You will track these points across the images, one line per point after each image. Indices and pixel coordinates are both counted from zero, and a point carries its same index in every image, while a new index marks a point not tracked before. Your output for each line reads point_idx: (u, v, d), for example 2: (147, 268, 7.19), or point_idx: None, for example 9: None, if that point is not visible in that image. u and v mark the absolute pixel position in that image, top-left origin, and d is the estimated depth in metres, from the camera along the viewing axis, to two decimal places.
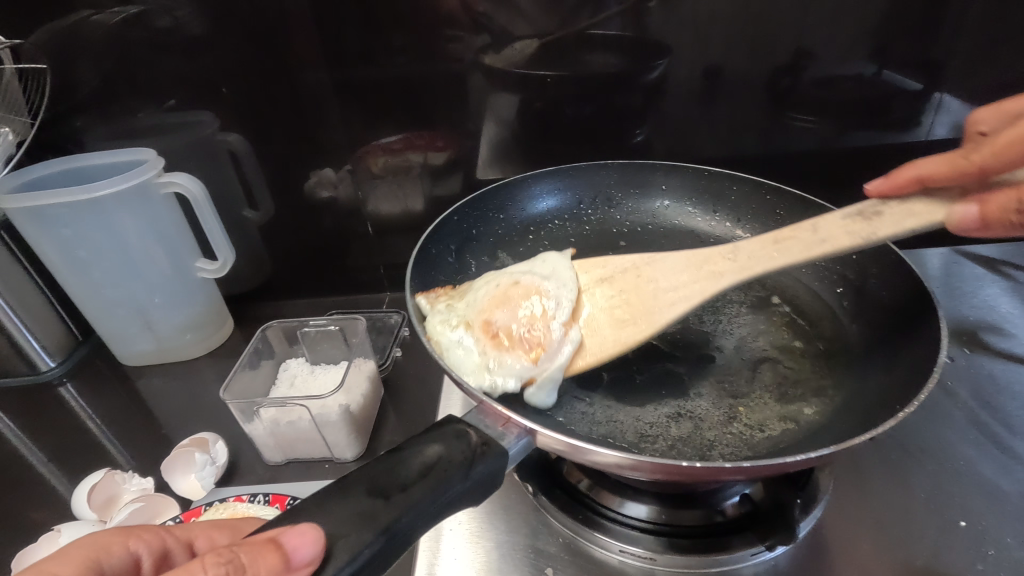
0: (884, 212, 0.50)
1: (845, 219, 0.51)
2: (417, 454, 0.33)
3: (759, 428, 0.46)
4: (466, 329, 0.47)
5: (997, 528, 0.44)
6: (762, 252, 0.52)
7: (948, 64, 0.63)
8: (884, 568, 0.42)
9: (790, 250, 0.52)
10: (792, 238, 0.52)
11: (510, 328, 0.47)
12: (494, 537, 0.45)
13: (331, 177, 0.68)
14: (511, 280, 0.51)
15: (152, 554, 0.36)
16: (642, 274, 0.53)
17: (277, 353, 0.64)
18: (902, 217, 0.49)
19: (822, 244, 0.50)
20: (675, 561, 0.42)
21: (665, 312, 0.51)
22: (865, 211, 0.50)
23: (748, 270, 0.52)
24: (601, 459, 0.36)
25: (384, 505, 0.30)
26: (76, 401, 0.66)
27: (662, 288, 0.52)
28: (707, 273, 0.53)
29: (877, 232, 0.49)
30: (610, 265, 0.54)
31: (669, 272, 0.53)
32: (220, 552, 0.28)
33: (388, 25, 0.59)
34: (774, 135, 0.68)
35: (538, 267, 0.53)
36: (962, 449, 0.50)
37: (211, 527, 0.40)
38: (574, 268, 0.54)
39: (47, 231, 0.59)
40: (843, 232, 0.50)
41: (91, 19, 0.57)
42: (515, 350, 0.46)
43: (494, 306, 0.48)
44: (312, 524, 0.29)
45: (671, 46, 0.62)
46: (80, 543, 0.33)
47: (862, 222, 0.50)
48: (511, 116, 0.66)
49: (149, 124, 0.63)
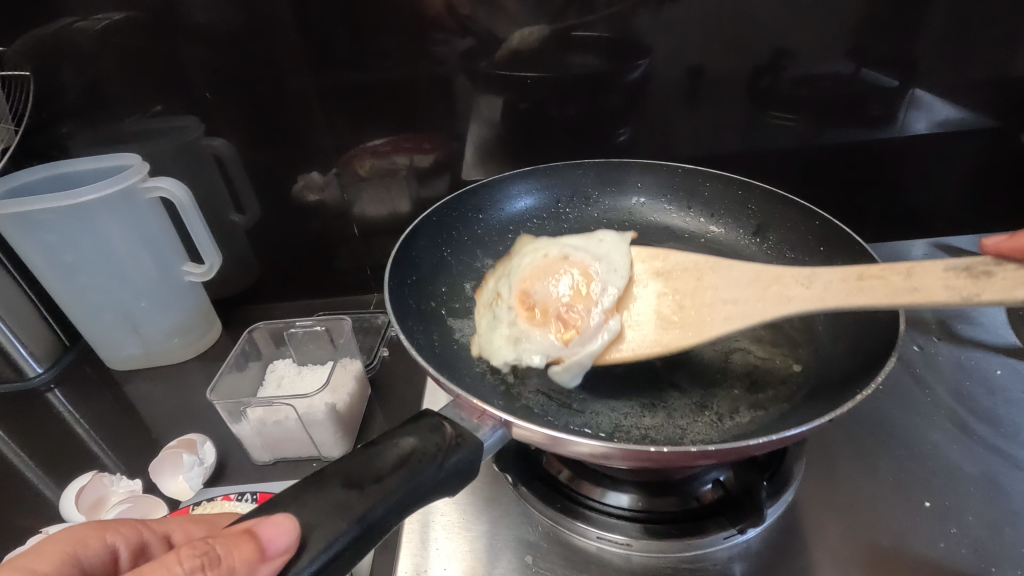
0: (996, 274, 0.39)
1: (949, 273, 0.41)
2: (393, 446, 0.34)
3: (729, 415, 0.47)
4: (509, 300, 0.52)
5: (959, 508, 0.46)
6: (841, 285, 0.45)
7: (922, 61, 0.65)
8: (850, 549, 0.43)
9: (872, 291, 0.43)
10: (880, 278, 0.43)
11: (546, 304, 0.51)
12: (476, 527, 0.46)
13: (318, 180, 0.69)
14: (560, 255, 0.54)
15: (130, 546, 0.37)
16: (703, 279, 0.51)
17: (264, 355, 0.65)
18: (1015, 284, 0.37)
19: (912, 292, 0.41)
20: (651, 546, 0.43)
21: (718, 325, 0.48)
22: (974, 268, 0.40)
23: (818, 301, 0.45)
24: (577, 449, 0.37)
25: (359, 495, 0.31)
26: (64, 406, 0.66)
27: (720, 298, 0.49)
28: (774, 294, 0.47)
29: (979, 295, 0.39)
30: (671, 262, 0.53)
31: (732, 283, 0.49)
32: (197, 544, 0.29)
33: (373, 30, 0.60)
34: (754, 133, 0.69)
35: (592, 246, 0.56)
36: (929, 434, 0.52)
37: (187, 521, 0.40)
38: (632, 256, 0.54)
39: (32, 237, 0.59)
40: (941, 286, 0.41)
41: (74, 26, 0.57)
42: (546, 326, 0.50)
43: (536, 279, 0.52)
44: (287, 515, 0.29)
45: (651, 46, 0.63)
46: (58, 537, 0.34)
47: (967, 280, 0.40)
48: (495, 117, 0.67)
49: (135, 129, 0.63)
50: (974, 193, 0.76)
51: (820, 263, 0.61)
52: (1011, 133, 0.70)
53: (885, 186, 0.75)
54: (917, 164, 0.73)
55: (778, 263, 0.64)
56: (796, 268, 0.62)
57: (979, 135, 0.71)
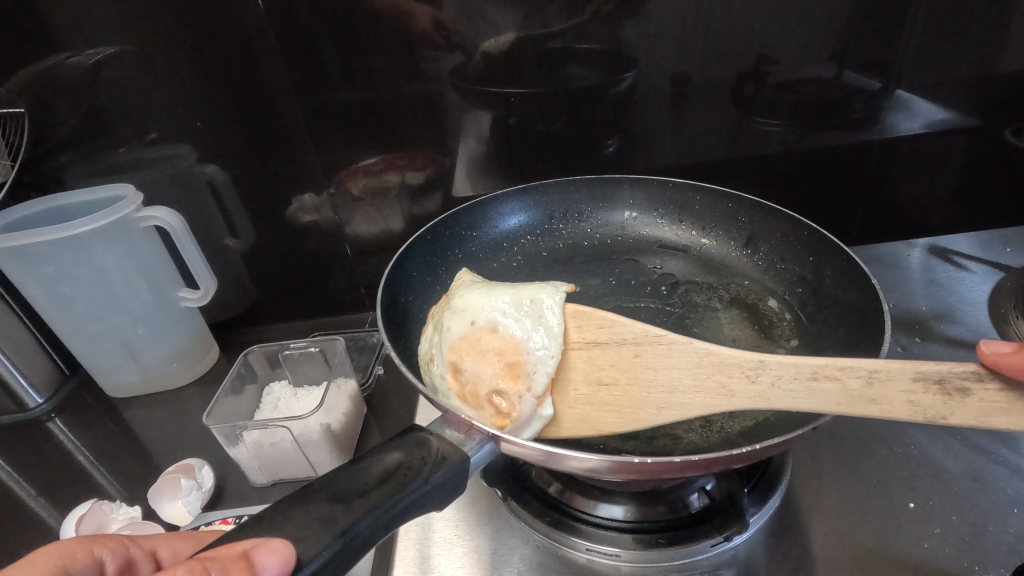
0: (975, 395, 0.34)
1: (917, 384, 0.35)
2: (379, 461, 0.35)
3: (715, 424, 0.49)
4: (439, 370, 0.45)
5: (942, 507, 0.46)
6: (791, 385, 0.38)
7: (905, 64, 0.66)
8: (834, 548, 0.44)
9: (823, 395, 0.38)
10: (835, 379, 0.37)
11: (478, 383, 0.43)
12: (470, 541, 0.46)
13: (312, 202, 0.70)
14: (486, 319, 0.45)
15: (116, 561, 0.38)
16: (641, 356, 0.42)
17: (259, 377, 0.65)
18: (992, 409, 0.33)
19: (869, 406, 0.36)
20: (640, 556, 0.43)
21: (654, 417, 0.42)
22: (947, 382, 0.35)
23: (763, 401, 0.39)
24: (572, 465, 0.37)
25: (344, 509, 0.32)
26: (65, 435, 0.67)
27: (659, 384, 0.42)
28: (715, 386, 0.40)
29: (946, 418, 0.34)
30: (608, 331, 0.43)
31: (672, 366, 0.41)
32: (193, 569, 0.28)
33: (364, 52, 0.61)
34: (740, 139, 0.70)
35: (523, 303, 0.45)
36: (912, 434, 0.53)
37: (173, 538, 0.43)
38: (566, 319, 0.44)
39: (29, 269, 0.60)
40: (904, 401, 0.35)
41: (67, 61, 0.59)
42: (481, 409, 0.42)
43: (465, 350, 0.44)
44: (285, 542, 0.29)
45: (636, 58, 0.64)
46: (49, 549, 0.35)
47: (937, 397, 0.35)
48: (486, 133, 0.68)
49: (129, 159, 0.65)
50: (958, 192, 0.77)
51: (811, 274, 0.62)
52: (995, 130, 0.71)
53: (869, 189, 0.76)
54: (901, 165, 0.74)
55: (771, 275, 0.65)
56: (788, 280, 0.63)
57: (962, 135, 0.72)
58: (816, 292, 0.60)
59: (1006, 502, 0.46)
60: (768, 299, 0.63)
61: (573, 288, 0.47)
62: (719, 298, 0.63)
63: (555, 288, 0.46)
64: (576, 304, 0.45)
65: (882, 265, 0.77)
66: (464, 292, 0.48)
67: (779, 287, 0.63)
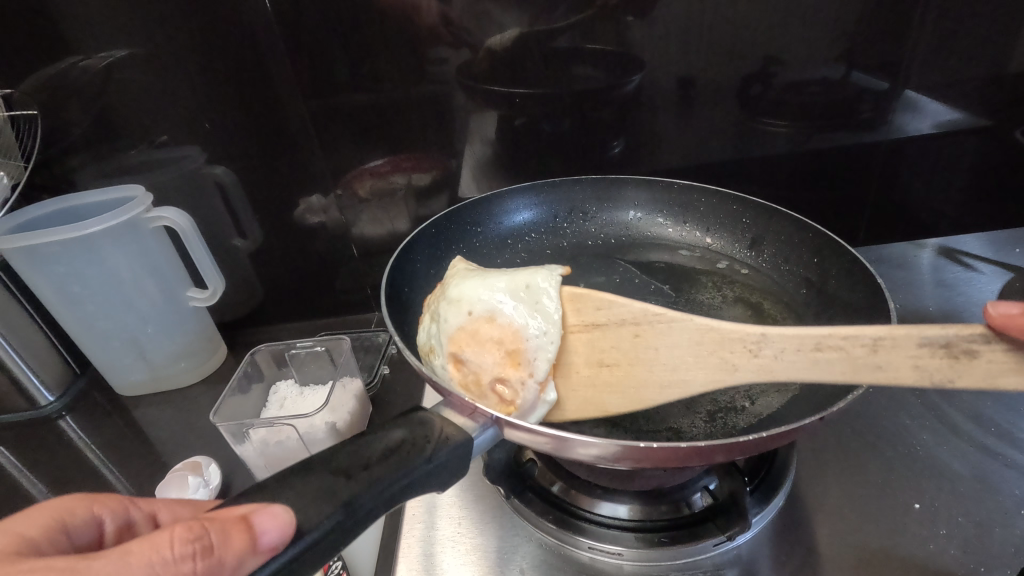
0: (983, 356, 0.33)
1: (923, 348, 0.34)
2: (381, 439, 0.35)
3: (719, 416, 0.49)
4: (440, 360, 0.45)
5: (949, 508, 0.46)
6: (794, 357, 0.38)
7: (914, 64, 0.65)
8: (838, 549, 0.44)
9: (829, 364, 0.37)
10: (838, 349, 0.36)
11: (480, 373, 0.43)
12: (473, 540, 0.46)
13: (321, 202, 0.70)
14: (483, 308, 0.45)
15: (115, 522, 0.39)
16: (641, 336, 0.42)
17: (266, 376, 0.66)
18: (1000, 371, 0.33)
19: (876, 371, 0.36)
20: (642, 555, 0.44)
21: (657, 396, 0.42)
22: (954, 346, 0.34)
23: (767, 374, 0.39)
24: (579, 453, 0.37)
25: (346, 481, 0.32)
26: (75, 433, 0.68)
27: (661, 362, 0.42)
28: (718, 362, 0.40)
29: (955, 380, 0.34)
30: (606, 313, 0.43)
31: (674, 344, 0.41)
32: (192, 527, 0.29)
33: (371, 51, 0.62)
34: (747, 139, 0.70)
35: (519, 289, 0.45)
36: (917, 435, 0.52)
37: (175, 503, 0.43)
38: (563, 304, 0.44)
39: (41, 268, 0.61)
40: (910, 365, 0.35)
41: (79, 65, 0.60)
42: (485, 398, 0.43)
43: (464, 341, 0.44)
44: (285, 508, 0.30)
45: (642, 60, 0.64)
46: (51, 503, 0.36)
47: (943, 360, 0.34)
48: (493, 134, 0.68)
49: (140, 160, 0.65)
50: (968, 193, 0.76)
51: (815, 276, 0.62)
52: (1007, 129, 0.70)
53: (877, 189, 0.75)
54: (912, 163, 0.73)
55: (777, 275, 0.65)
56: (793, 279, 0.63)
57: (973, 135, 0.71)
58: (822, 292, 0.60)
59: (1014, 504, 0.46)
60: (773, 296, 0.63)
61: (567, 269, 0.47)
62: (722, 295, 0.63)
63: (551, 271, 0.46)
64: (572, 287, 0.44)
65: (890, 266, 0.77)
66: (459, 280, 0.48)
67: (784, 285, 0.63)
